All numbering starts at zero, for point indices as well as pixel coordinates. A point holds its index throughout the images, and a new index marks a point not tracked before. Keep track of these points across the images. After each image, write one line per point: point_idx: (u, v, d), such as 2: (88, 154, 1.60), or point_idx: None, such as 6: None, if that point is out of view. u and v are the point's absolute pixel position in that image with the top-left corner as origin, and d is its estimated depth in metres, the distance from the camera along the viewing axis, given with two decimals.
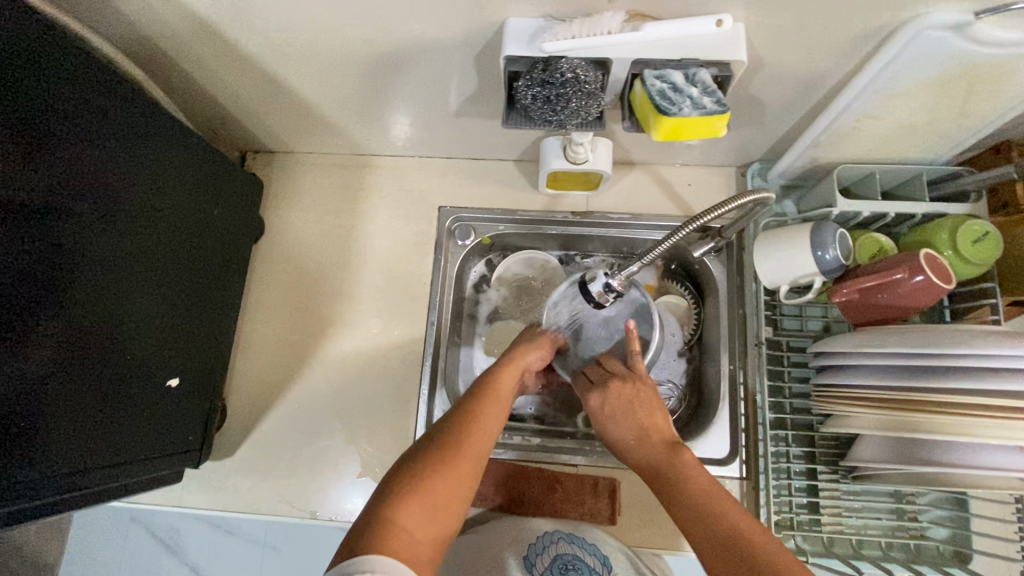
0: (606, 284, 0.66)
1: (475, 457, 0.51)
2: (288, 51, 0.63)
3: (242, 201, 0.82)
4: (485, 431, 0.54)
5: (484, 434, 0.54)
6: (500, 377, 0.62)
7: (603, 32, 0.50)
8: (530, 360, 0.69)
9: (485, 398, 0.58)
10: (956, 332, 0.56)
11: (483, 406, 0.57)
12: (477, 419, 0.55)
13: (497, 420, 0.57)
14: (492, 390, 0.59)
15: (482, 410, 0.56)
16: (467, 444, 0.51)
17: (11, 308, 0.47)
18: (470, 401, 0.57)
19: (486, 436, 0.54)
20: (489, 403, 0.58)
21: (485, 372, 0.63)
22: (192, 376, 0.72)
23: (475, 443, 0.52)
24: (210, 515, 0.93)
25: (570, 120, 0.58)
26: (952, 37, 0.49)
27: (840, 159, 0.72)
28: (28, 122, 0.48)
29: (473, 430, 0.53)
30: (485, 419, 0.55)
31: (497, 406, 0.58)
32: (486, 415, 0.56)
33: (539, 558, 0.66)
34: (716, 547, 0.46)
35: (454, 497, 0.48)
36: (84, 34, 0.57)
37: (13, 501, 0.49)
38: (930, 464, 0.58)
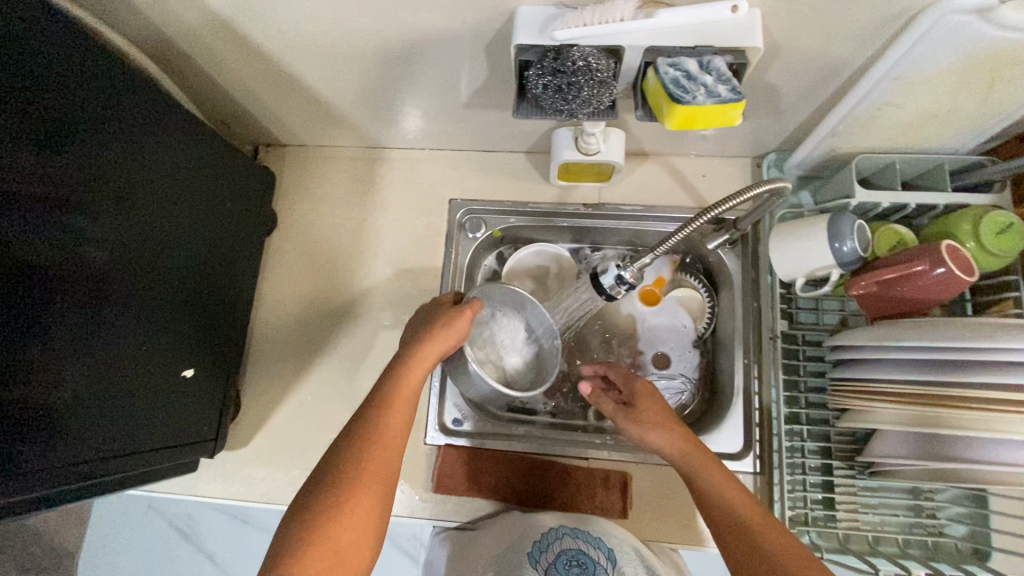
0: (618, 277, 0.66)
1: (378, 478, 0.52)
2: (298, 42, 0.63)
3: (257, 191, 0.83)
4: (389, 444, 0.55)
5: (386, 449, 0.54)
6: (409, 374, 0.60)
7: (615, 20, 0.49)
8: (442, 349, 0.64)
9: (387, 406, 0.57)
10: (978, 324, 0.54)
11: (388, 412, 0.57)
12: (379, 434, 0.55)
13: (403, 425, 0.57)
14: (397, 392, 0.58)
15: (384, 424, 0.56)
16: (366, 468, 0.52)
17: (18, 305, 0.48)
18: (374, 412, 0.56)
19: (392, 448, 0.55)
20: (393, 409, 0.57)
21: (387, 375, 0.60)
22: (206, 366, 0.73)
23: (376, 465, 0.53)
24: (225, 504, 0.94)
25: (582, 109, 0.57)
26: (976, 22, 0.47)
27: (858, 148, 0.70)
28: (30, 116, 0.48)
29: (375, 448, 0.54)
30: (390, 430, 0.55)
31: (404, 406, 0.58)
32: (390, 424, 0.56)
33: (545, 554, 0.69)
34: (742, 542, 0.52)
35: (361, 523, 0.50)
36: (97, 28, 0.57)
37: (34, 487, 0.50)
38: (950, 461, 0.57)
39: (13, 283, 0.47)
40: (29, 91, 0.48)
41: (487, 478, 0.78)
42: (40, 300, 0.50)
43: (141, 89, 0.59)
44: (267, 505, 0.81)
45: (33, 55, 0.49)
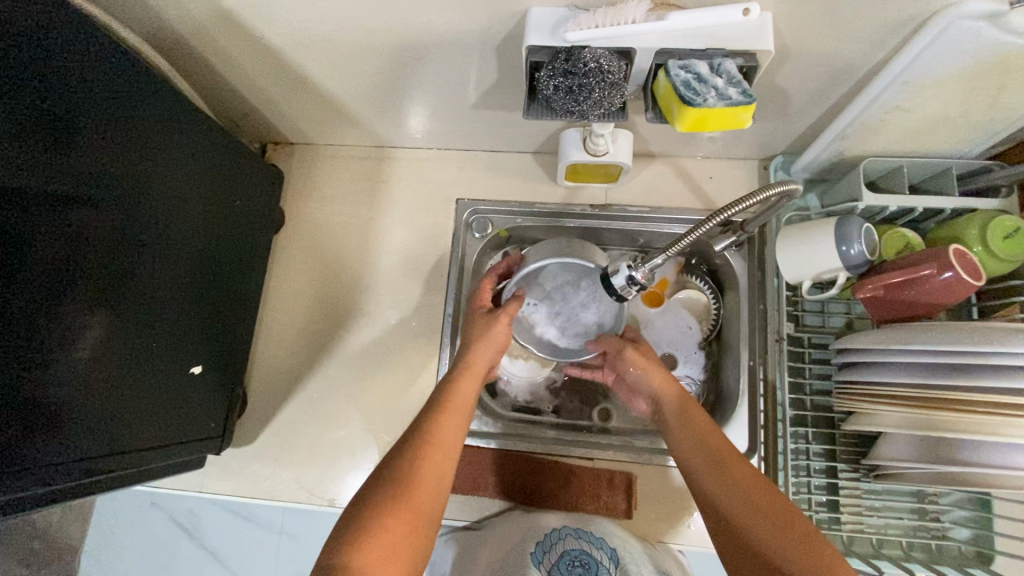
0: (629, 277, 0.63)
1: (434, 482, 0.56)
2: (307, 40, 0.63)
3: (265, 188, 0.83)
4: (445, 449, 0.59)
5: (443, 454, 0.59)
6: (462, 386, 0.67)
7: (628, 21, 0.49)
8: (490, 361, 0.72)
9: (446, 411, 0.63)
10: (984, 329, 0.54)
11: (446, 419, 0.62)
12: (436, 438, 0.59)
13: (458, 433, 0.62)
14: (453, 401, 0.64)
15: (442, 428, 0.61)
16: (424, 470, 0.56)
17: (27, 301, 0.48)
18: (435, 415, 0.62)
19: (448, 454, 0.59)
20: (450, 415, 0.63)
21: (444, 384, 0.67)
22: (214, 363, 0.74)
23: (433, 468, 0.57)
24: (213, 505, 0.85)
25: (593, 109, 0.57)
26: (986, 28, 0.47)
27: (866, 152, 0.70)
28: (37, 113, 0.48)
29: (433, 451, 0.58)
30: (447, 435, 0.60)
31: (457, 415, 0.63)
32: (446, 430, 0.61)
33: (547, 555, 0.67)
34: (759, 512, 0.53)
35: (420, 522, 0.53)
36: (109, 26, 0.57)
37: (43, 483, 0.51)
38: (954, 464, 0.57)
39: (21, 278, 0.47)
40: (36, 87, 0.48)
41: (492, 477, 0.79)
42: (47, 297, 0.50)
43: (148, 83, 0.58)
44: (273, 501, 0.81)
45: (40, 50, 0.48)
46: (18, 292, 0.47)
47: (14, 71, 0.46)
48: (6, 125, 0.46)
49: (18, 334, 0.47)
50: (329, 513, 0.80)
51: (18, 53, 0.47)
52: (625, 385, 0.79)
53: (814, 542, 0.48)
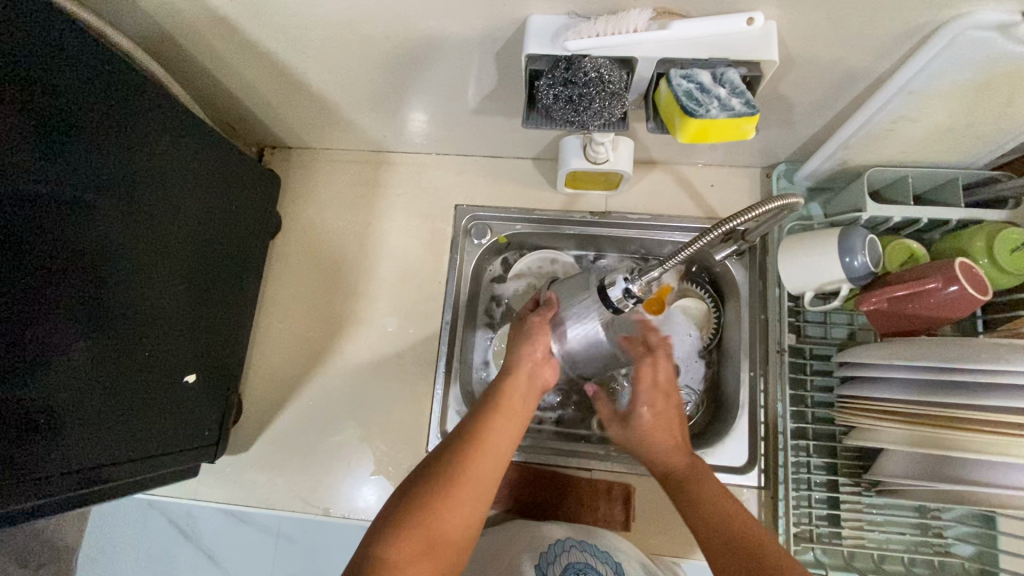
0: (626, 289, 0.62)
1: (480, 485, 0.55)
2: (304, 44, 0.62)
3: (263, 193, 0.83)
4: (495, 451, 0.58)
5: (492, 455, 0.58)
6: (516, 387, 0.65)
7: (629, 30, 0.48)
8: (549, 367, 0.69)
9: (498, 412, 0.62)
10: (990, 345, 0.53)
11: (498, 421, 0.61)
12: (487, 442, 0.59)
13: (511, 439, 0.61)
14: (507, 403, 0.63)
15: (493, 431, 0.60)
16: (469, 473, 0.55)
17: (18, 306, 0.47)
18: (486, 417, 0.61)
19: (496, 457, 0.58)
20: (503, 417, 0.62)
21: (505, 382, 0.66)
22: (209, 370, 0.73)
23: (480, 471, 0.56)
24: (210, 513, 0.84)
25: (592, 120, 0.55)
26: (996, 38, 0.46)
27: (870, 162, 0.69)
28: (35, 115, 0.48)
29: (482, 454, 0.57)
30: (497, 439, 0.60)
31: (510, 421, 0.62)
32: (497, 433, 0.60)
33: (550, 566, 0.65)
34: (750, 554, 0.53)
35: (461, 522, 0.53)
36: (103, 30, 0.57)
37: (35, 495, 0.50)
38: (958, 483, 0.56)
39: (31, 291, 0.48)
40: (32, 90, 0.47)
41: None
42: (37, 302, 0.49)
43: (140, 85, 0.57)
44: (268, 510, 0.81)
45: (34, 50, 0.47)
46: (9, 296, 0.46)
47: (9, 72, 0.46)
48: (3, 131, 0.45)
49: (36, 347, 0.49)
50: (325, 521, 0.79)
51: (14, 54, 0.46)
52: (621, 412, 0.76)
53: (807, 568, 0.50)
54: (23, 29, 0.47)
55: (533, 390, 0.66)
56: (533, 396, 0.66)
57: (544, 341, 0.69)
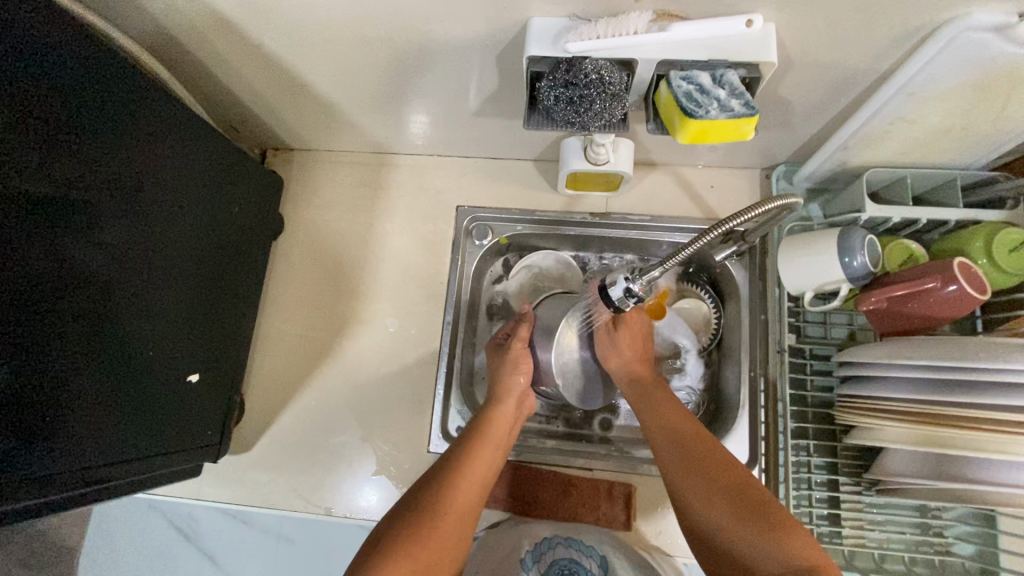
0: (627, 289, 0.62)
1: (461, 512, 0.59)
2: (307, 45, 0.62)
3: (265, 195, 0.83)
4: (477, 481, 0.62)
5: (474, 484, 0.62)
6: (496, 421, 0.70)
7: (629, 32, 0.49)
8: (524, 403, 0.75)
9: (480, 441, 0.66)
10: (989, 344, 0.54)
11: (481, 450, 0.65)
12: (470, 470, 0.62)
13: (490, 469, 0.65)
14: (488, 436, 0.67)
15: (476, 462, 0.64)
16: (452, 498, 0.59)
17: (17, 315, 0.47)
18: (468, 446, 0.65)
19: (477, 486, 0.62)
20: (485, 446, 0.66)
21: (485, 416, 0.70)
22: (211, 370, 0.73)
23: (461, 499, 0.59)
24: (210, 514, 0.84)
25: (593, 121, 0.56)
26: (993, 39, 0.47)
27: (869, 162, 0.69)
28: (34, 116, 0.48)
29: (465, 481, 0.61)
30: (479, 469, 0.63)
31: (491, 452, 0.66)
32: (479, 462, 0.64)
33: (537, 564, 0.69)
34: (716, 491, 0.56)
35: (446, 545, 0.56)
36: (107, 33, 0.57)
37: (36, 493, 0.50)
38: (958, 481, 0.56)
39: (32, 293, 0.48)
40: (31, 91, 0.48)
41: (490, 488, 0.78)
42: (33, 305, 0.48)
43: (140, 86, 0.57)
44: (269, 509, 0.81)
45: (32, 50, 0.48)
46: (6, 301, 0.46)
47: (11, 72, 0.46)
48: (5, 131, 0.46)
49: (35, 346, 0.49)
50: (326, 521, 0.80)
51: (13, 55, 0.46)
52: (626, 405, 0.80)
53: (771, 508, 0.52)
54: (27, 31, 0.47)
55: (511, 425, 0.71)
56: (510, 431, 0.71)
57: (525, 368, 0.76)
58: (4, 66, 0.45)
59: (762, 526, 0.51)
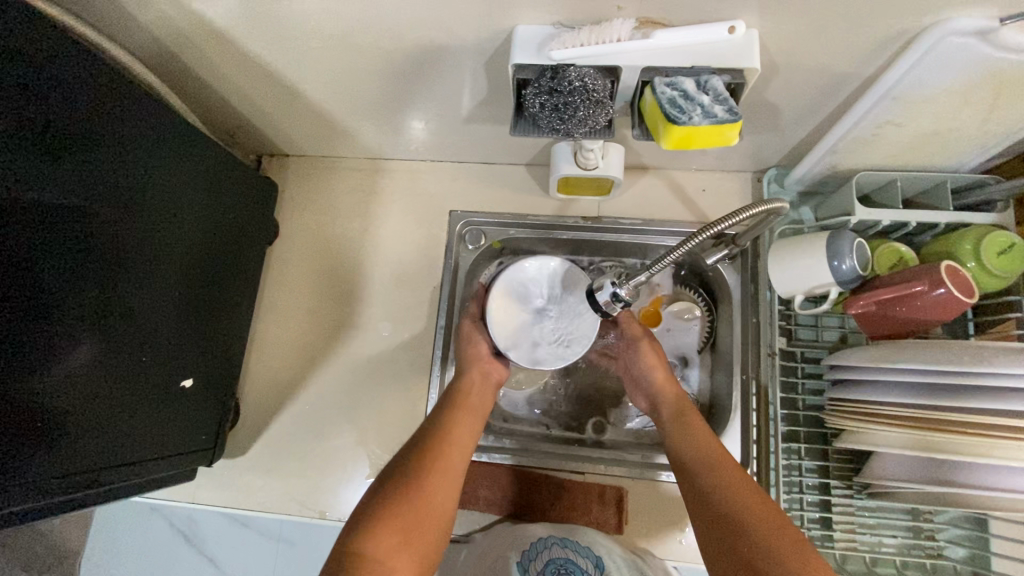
0: (613, 294, 0.62)
1: (449, 472, 0.62)
2: (298, 55, 0.63)
3: (261, 200, 0.84)
4: (460, 443, 0.66)
5: (459, 446, 0.65)
6: (470, 390, 0.74)
7: (612, 39, 0.49)
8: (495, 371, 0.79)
9: (456, 412, 0.69)
10: (977, 348, 0.54)
11: (457, 419, 0.68)
12: (450, 438, 0.65)
13: (472, 432, 0.69)
14: (465, 403, 0.71)
15: (454, 431, 0.66)
16: (436, 462, 0.61)
17: (15, 316, 0.48)
18: (445, 418, 0.68)
19: (462, 448, 0.65)
20: (460, 417, 0.69)
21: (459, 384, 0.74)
22: (205, 374, 0.74)
23: (447, 459, 0.63)
24: (211, 515, 0.84)
25: (578, 128, 0.57)
26: (976, 43, 0.47)
27: (858, 166, 0.70)
28: (27, 128, 0.49)
29: (445, 448, 0.64)
30: (458, 436, 0.66)
31: (471, 418, 0.70)
32: (458, 430, 0.67)
33: (533, 563, 0.69)
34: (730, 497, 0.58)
35: (435, 506, 0.58)
36: (100, 44, 0.58)
37: (31, 497, 0.51)
38: (947, 485, 0.56)
39: (29, 300, 0.49)
40: (27, 102, 0.48)
41: (482, 491, 0.79)
42: (37, 304, 0.50)
43: (134, 98, 0.58)
44: (264, 513, 0.82)
45: (25, 66, 0.49)
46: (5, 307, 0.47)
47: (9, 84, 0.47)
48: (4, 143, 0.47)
49: (31, 351, 0.50)
50: (321, 524, 0.80)
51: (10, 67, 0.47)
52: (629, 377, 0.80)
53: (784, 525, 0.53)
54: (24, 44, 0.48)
55: (483, 392, 0.75)
56: (485, 398, 0.75)
57: (481, 341, 0.79)
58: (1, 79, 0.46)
59: (774, 540, 0.52)
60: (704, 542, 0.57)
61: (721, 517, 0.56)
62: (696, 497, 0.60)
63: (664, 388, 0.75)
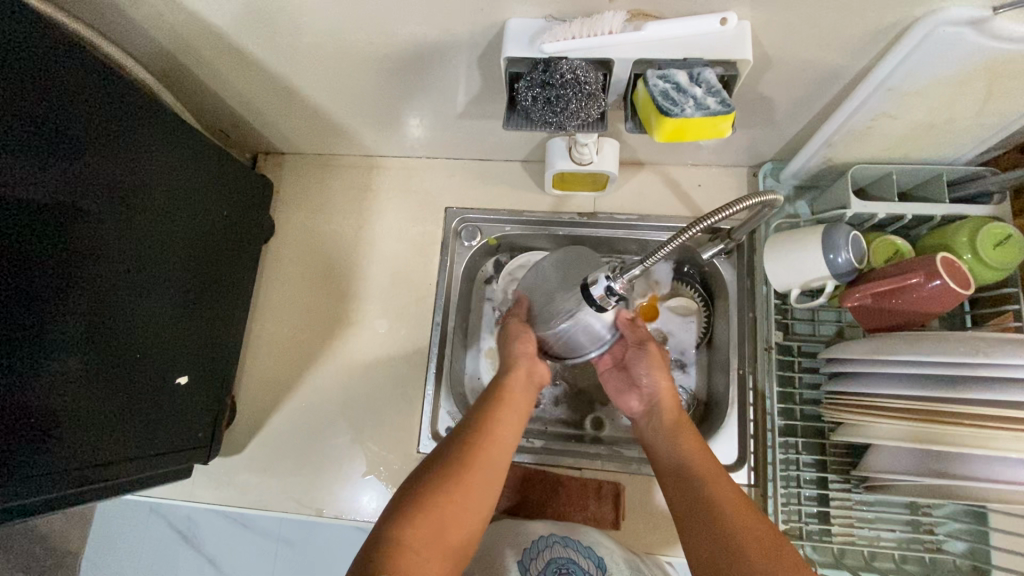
0: (608, 287, 0.62)
1: (489, 472, 0.58)
2: (292, 52, 0.63)
3: (256, 198, 0.84)
4: (503, 443, 0.61)
5: (501, 446, 0.60)
6: (515, 382, 0.68)
7: (604, 32, 0.49)
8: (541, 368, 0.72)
9: (500, 408, 0.65)
10: (974, 338, 0.53)
11: (501, 417, 0.63)
12: (492, 434, 0.61)
13: (514, 430, 0.64)
14: (509, 398, 0.66)
15: (496, 427, 0.62)
16: (478, 462, 0.57)
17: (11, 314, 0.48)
18: (489, 413, 0.63)
19: (503, 448, 0.61)
20: (504, 413, 0.64)
21: (505, 375, 0.69)
22: (202, 371, 0.74)
23: (487, 459, 0.58)
24: (214, 517, 0.85)
25: (570, 122, 0.55)
26: (970, 33, 0.47)
27: (853, 159, 0.70)
28: (8, 122, 0.48)
29: (486, 444, 0.60)
30: (500, 435, 0.61)
31: (513, 414, 0.65)
32: (500, 428, 0.62)
33: (533, 562, 0.67)
34: (733, 497, 0.55)
35: (471, 507, 0.55)
36: (94, 41, 0.58)
37: (29, 494, 0.51)
38: (944, 477, 0.56)
39: (26, 296, 0.49)
40: (22, 99, 0.48)
41: None
42: (21, 298, 0.49)
43: (125, 91, 0.58)
44: (262, 511, 0.81)
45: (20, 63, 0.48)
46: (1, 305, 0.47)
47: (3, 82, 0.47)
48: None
49: (28, 349, 0.50)
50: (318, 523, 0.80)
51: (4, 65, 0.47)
52: (624, 376, 0.73)
53: (786, 547, 0.50)
54: (16, 43, 0.48)
55: (531, 387, 0.69)
56: (531, 394, 0.69)
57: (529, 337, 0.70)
58: None
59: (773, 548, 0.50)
60: (687, 547, 0.55)
61: (714, 518, 0.53)
62: (683, 488, 0.58)
63: (656, 392, 0.68)
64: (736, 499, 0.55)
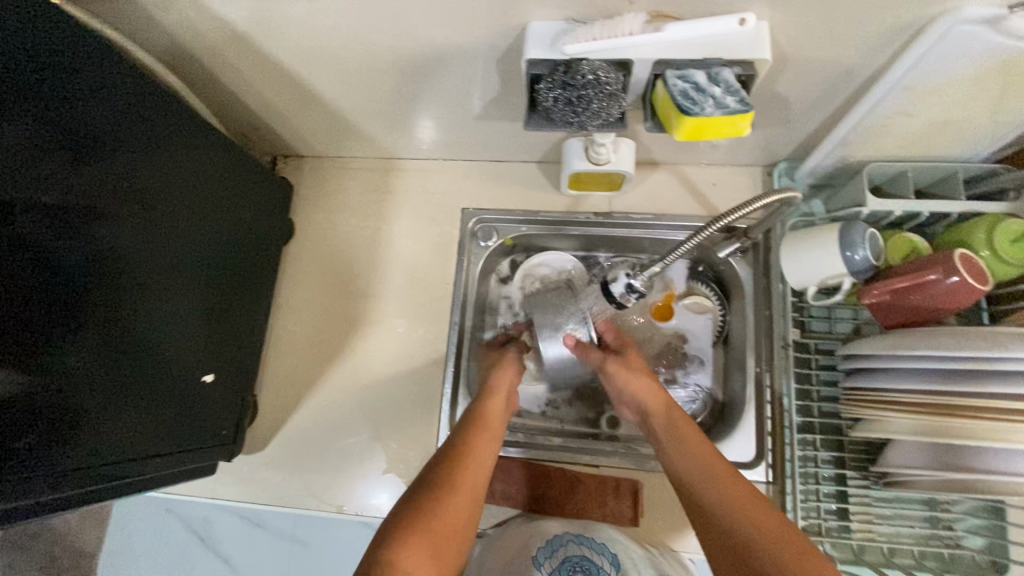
0: (628, 285, 0.66)
1: (470, 493, 0.58)
2: (314, 56, 0.65)
3: (276, 200, 0.86)
4: (482, 462, 0.62)
5: (480, 465, 0.61)
6: (489, 406, 0.69)
7: (625, 33, 0.50)
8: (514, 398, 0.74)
9: (478, 430, 0.65)
10: (992, 333, 0.54)
11: (479, 438, 0.64)
12: (471, 453, 0.62)
13: (493, 451, 0.64)
14: (484, 421, 0.67)
15: (477, 446, 0.63)
16: (458, 482, 0.58)
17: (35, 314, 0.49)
18: (465, 436, 0.64)
19: (483, 466, 0.61)
20: (482, 434, 0.65)
21: (476, 402, 0.70)
22: (225, 369, 0.75)
23: (468, 478, 0.59)
24: (230, 514, 0.85)
25: (591, 121, 0.58)
26: (986, 31, 0.47)
27: (869, 157, 0.70)
28: (38, 125, 0.49)
29: (467, 465, 0.60)
30: (479, 455, 0.62)
31: (491, 435, 0.66)
32: (479, 449, 0.63)
33: (549, 560, 0.70)
34: (736, 504, 0.55)
35: (456, 526, 0.55)
36: (124, 47, 0.60)
37: (62, 488, 0.52)
38: (963, 471, 0.56)
39: (52, 296, 0.50)
40: (56, 104, 0.50)
41: (498, 485, 0.79)
42: (46, 299, 0.50)
43: (149, 95, 0.59)
44: (284, 509, 0.82)
45: (54, 70, 0.50)
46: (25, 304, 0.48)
47: (38, 88, 0.48)
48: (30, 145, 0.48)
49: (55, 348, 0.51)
50: (337, 520, 0.81)
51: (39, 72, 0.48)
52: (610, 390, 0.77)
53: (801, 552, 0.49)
54: (49, 49, 0.49)
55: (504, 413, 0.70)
56: (505, 418, 0.70)
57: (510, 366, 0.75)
58: (29, 82, 0.48)
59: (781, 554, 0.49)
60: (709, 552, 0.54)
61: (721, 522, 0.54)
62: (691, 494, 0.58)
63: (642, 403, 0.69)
64: (742, 503, 0.55)
